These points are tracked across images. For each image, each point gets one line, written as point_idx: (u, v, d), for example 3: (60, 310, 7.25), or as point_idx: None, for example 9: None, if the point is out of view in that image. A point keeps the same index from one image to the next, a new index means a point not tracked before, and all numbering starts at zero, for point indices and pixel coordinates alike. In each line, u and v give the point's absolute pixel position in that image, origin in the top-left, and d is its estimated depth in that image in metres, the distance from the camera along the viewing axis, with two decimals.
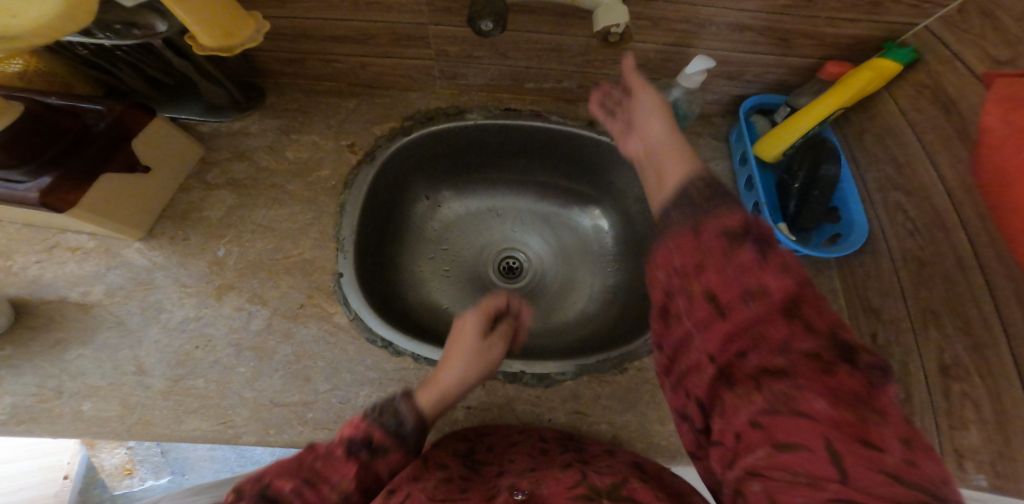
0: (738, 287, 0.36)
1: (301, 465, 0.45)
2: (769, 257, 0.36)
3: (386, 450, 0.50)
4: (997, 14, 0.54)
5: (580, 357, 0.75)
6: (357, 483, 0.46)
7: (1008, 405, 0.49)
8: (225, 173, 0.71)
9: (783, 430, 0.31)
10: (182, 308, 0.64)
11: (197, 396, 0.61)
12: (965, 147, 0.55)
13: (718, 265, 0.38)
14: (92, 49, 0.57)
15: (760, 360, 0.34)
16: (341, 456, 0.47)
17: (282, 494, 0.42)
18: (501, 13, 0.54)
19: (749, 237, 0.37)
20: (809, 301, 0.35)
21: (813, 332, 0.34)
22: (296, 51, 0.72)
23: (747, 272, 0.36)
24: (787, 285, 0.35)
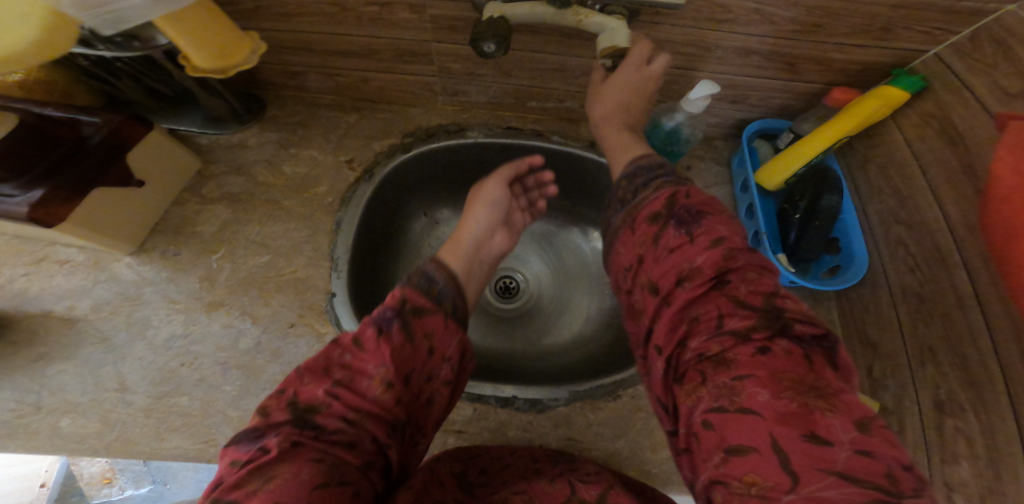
0: (675, 275, 0.46)
1: (330, 362, 0.47)
2: (695, 241, 0.47)
3: (418, 317, 0.51)
4: (1008, 44, 0.52)
5: (573, 382, 0.73)
6: (394, 368, 0.47)
7: (1002, 444, 0.48)
8: (219, 186, 0.70)
9: (734, 436, 0.37)
10: (169, 325, 0.62)
11: (179, 413, 0.59)
12: (972, 179, 0.54)
13: (658, 261, 0.49)
14: (93, 61, 0.56)
15: (704, 347, 0.42)
16: (371, 339, 0.48)
17: (315, 401, 0.44)
18: (505, 35, 0.53)
19: (676, 225, 0.49)
20: (733, 278, 0.44)
21: (740, 312, 0.42)
22: (298, 65, 0.71)
23: (676, 260, 0.47)
24: (713, 266, 0.45)
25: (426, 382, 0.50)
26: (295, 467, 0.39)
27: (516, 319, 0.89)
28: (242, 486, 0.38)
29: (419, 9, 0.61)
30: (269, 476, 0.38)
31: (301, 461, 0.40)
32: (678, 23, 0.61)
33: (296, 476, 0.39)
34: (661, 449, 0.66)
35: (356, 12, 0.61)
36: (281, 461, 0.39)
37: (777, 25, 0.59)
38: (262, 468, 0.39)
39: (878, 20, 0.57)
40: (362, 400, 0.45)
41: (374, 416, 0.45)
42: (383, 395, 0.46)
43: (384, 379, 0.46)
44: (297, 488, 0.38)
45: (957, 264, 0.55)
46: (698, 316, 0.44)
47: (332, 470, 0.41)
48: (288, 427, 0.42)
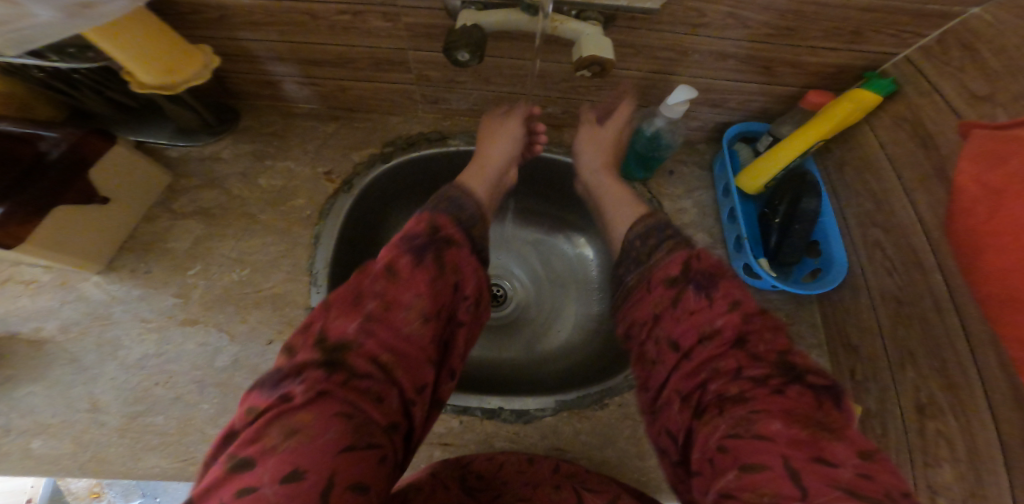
0: (696, 332, 0.45)
1: (363, 294, 0.46)
2: (717, 301, 0.46)
3: (448, 253, 0.52)
4: (975, 46, 0.53)
5: (561, 392, 0.72)
6: (428, 306, 0.47)
7: (981, 446, 0.48)
8: (192, 201, 0.68)
9: (749, 453, 0.36)
10: (141, 345, 0.60)
11: (155, 433, 0.57)
12: (944, 181, 0.55)
13: (672, 316, 0.48)
14: (48, 72, 0.55)
15: (723, 388, 0.41)
16: (404, 273, 0.48)
17: (348, 336, 0.43)
18: (478, 43, 0.52)
19: (695, 289, 0.48)
20: (752, 336, 0.43)
21: (758, 363, 0.42)
22: (272, 74, 0.70)
23: (698, 318, 0.46)
24: (734, 326, 0.44)
25: (451, 326, 0.50)
26: (324, 416, 0.37)
27: (503, 327, 0.88)
28: (262, 440, 0.35)
29: (393, 18, 0.60)
30: (294, 426, 0.36)
31: (329, 414, 0.38)
32: (654, 28, 0.61)
33: (323, 431, 0.36)
34: (649, 457, 0.66)
35: (328, 21, 0.60)
36: (311, 405, 0.38)
37: (750, 29, 0.59)
38: (286, 416, 0.37)
39: (849, 24, 0.57)
40: (395, 335, 0.44)
41: (405, 359, 0.44)
42: (415, 330, 0.45)
43: (418, 312, 0.46)
44: (324, 444, 0.36)
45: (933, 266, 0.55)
46: (716, 364, 0.43)
47: (362, 417, 0.39)
48: (317, 366, 0.41)
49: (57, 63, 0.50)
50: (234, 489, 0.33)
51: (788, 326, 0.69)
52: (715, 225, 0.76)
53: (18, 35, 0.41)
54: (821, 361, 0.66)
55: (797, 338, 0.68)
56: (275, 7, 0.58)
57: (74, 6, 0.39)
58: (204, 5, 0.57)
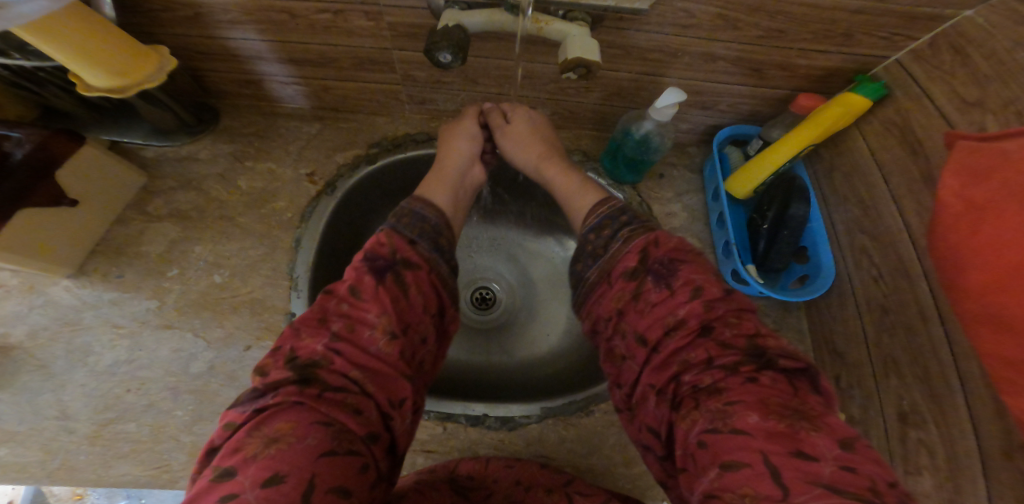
0: (663, 326, 0.46)
1: (328, 313, 0.47)
2: (678, 291, 0.47)
3: (411, 270, 0.52)
4: (966, 50, 0.52)
5: (546, 398, 0.71)
6: (395, 319, 0.48)
7: (961, 453, 0.48)
8: (168, 203, 0.66)
9: (729, 451, 0.37)
10: (111, 351, 0.59)
11: (127, 440, 0.56)
12: (929, 188, 0.54)
13: (635, 310, 0.48)
14: (14, 70, 0.54)
15: (697, 379, 0.43)
16: (368, 289, 0.49)
17: (315, 355, 0.44)
18: (461, 44, 0.51)
19: (654, 279, 0.48)
20: (717, 324, 0.45)
21: (729, 351, 0.43)
22: (253, 73, 0.68)
23: (655, 312, 0.47)
24: (697, 317, 0.45)
25: (423, 341, 0.51)
26: (300, 430, 0.39)
27: (492, 331, 0.87)
28: (244, 450, 0.38)
29: (375, 17, 0.58)
30: (273, 437, 0.38)
31: (308, 425, 0.40)
32: (642, 29, 0.59)
33: (302, 440, 0.39)
34: (635, 463, 0.65)
35: (309, 19, 0.59)
36: (288, 418, 0.40)
37: (740, 30, 0.58)
38: (267, 427, 0.39)
39: (839, 26, 0.56)
40: (364, 354, 0.46)
41: (375, 375, 0.45)
42: (382, 349, 0.47)
43: (383, 330, 0.47)
44: (303, 452, 0.38)
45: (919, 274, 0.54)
46: (687, 357, 0.44)
47: (337, 430, 0.41)
48: (291, 385, 0.42)
49: (20, 60, 0.50)
50: (219, 497, 0.36)
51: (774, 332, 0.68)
52: (703, 230, 0.75)
53: None
54: None
55: None
56: (256, 6, 0.56)
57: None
58: (177, 2, 0.55)
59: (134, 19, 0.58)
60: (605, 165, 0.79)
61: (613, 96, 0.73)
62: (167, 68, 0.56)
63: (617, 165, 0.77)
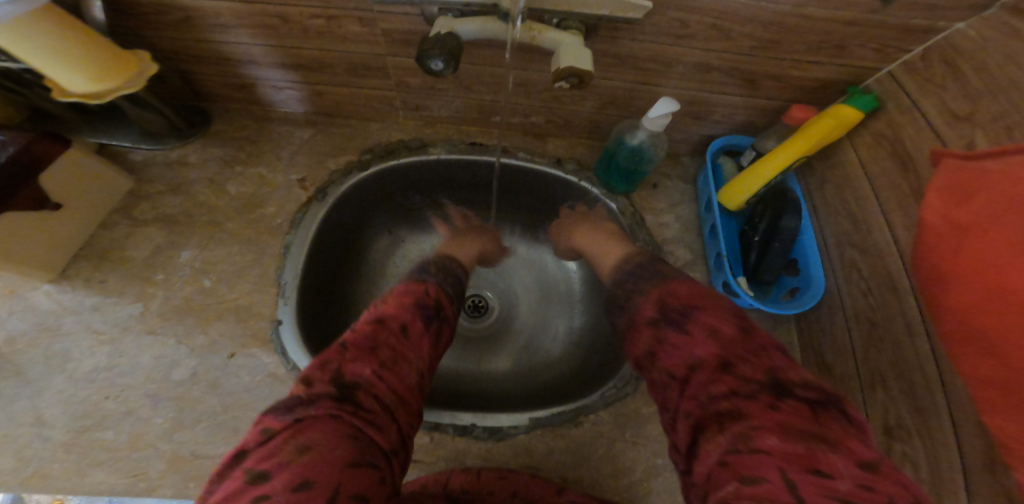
0: (685, 362, 0.44)
1: (376, 341, 0.47)
2: (700, 332, 0.44)
3: (446, 321, 0.56)
4: (959, 63, 0.52)
5: (534, 407, 0.71)
6: (428, 363, 0.50)
7: (943, 469, 0.48)
8: (154, 208, 0.66)
9: (748, 468, 0.34)
10: (92, 357, 0.58)
11: (104, 448, 0.55)
12: (917, 202, 0.54)
13: (661, 348, 0.47)
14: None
15: (715, 403, 0.40)
16: (416, 329, 0.50)
17: (360, 378, 0.43)
18: (453, 52, 0.50)
19: (672, 327, 0.47)
20: (737, 360, 0.41)
21: (748, 382, 0.40)
22: (246, 77, 0.68)
23: (681, 350, 0.45)
24: (715, 354, 0.42)
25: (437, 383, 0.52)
26: (332, 441, 0.37)
27: (483, 338, 0.86)
28: (279, 456, 0.36)
29: (368, 22, 0.58)
30: (306, 444, 0.36)
31: (339, 438, 0.38)
32: (637, 38, 0.59)
33: (333, 451, 0.37)
34: (622, 475, 0.65)
35: (301, 24, 0.58)
36: (321, 430, 0.38)
37: (734, 41, 0.58)
38: (299, 435, 0.37)
39: (834, 37, 0.56)
40: (400, 383, 0.45)
41: (405, 407, 0.45)
42: (416, 382, 0.47)
43: (418, 368, 0.48)
44: (333, 463, 0.36)
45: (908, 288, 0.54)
46: (707, 387, 0.41)
47: (365, 447, 0.39)
48: (327, 401, 0.40)
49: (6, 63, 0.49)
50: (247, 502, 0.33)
51: None
52: (695, 240, 0.75)
53: None
54: None
55: None
56: (247, 11, 0.55)
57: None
58: (168, 5, 0.54)
59: (122, 22, 0.57)
60: (599, 174, 0.79)
61: (607, 104, 0.73)
62: (148, 74, 0.55)
63: (611, 176, 0.78)
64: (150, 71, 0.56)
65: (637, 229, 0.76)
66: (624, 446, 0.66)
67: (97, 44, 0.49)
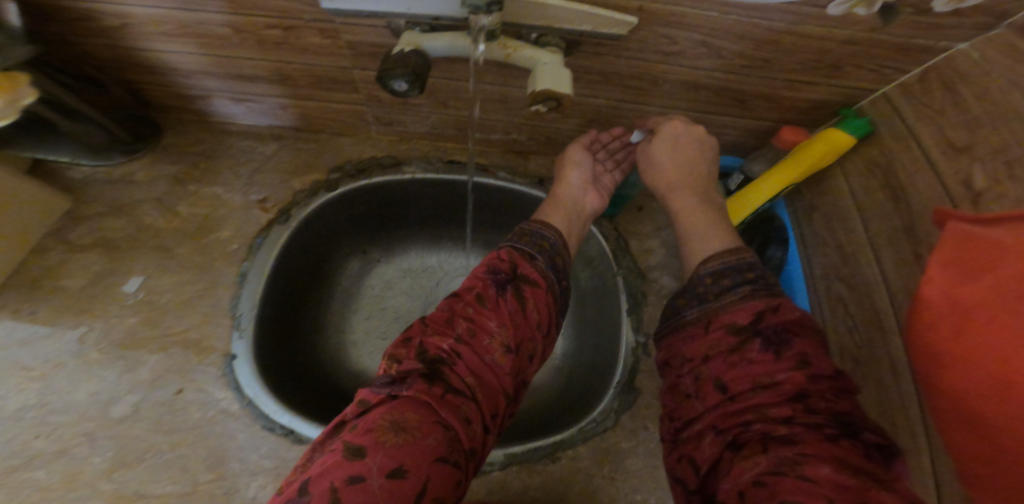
0: (751, 380, 0.41)
1: (457, 312, 0.49)
2: (786, 357, 0.41)
3: (529, 285, 0.52)
4: (960, 87, 0.48)
5: (510, 442, 0.66)
6: (512, 334, 0.48)
7: None
8: (98, 229, 0.61)
9: (791, 496, 0.32)
10: (19, 395, 0.53)
11: (30, 494, 0.50)
12: (908, 235, 0.51)
13: (722, 357, 0.43)
14: None
15: (769, 427, 0.38)
16: (492, 299, 0.50)
17: (443, 353, 0.45)
18: (419, 73, 0.46)
19: (763, 343, 0.42)
20: (812, 394, 0.39)
21: (813, 413, 0.38)
22: (197, 89, 0.63)
23: (758, 366, 0.41)
24: (796, 383, 0.39)
25: (528, 361, 0.50)
26: (422, 423, 0.39)
27: None
28: (374, 432, 0.38)
29: (332, 34, 0.53)
30: (399, 426, 0.39)
31: (430, 423, 0.40)
32: (622, 54, 0.55)
33: (421, 437, 0.39)
34: None
35: (257, 35, 0.53)
36: (414, 411, 0.40)
37: (725, 59, 0.54)
38: (394, 413, 0.39)
39: (829, 57, 0.52)
40: (478, 361, 0.46)
41: (486, 387, 0.45)
42: (496, 359, 0.46)
43: (500, 342, 0.47)
44: (422, 450, 0.38)
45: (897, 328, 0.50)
46: (765, 410, 0.39)
47: (453, 431, 0.41)
48: (420, 377, 0.43)
49: None
50: (345, 473, 0.35)
51: None
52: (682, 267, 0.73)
53: None
54: None
55: None
56: (190, 19, 0.51)
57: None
58: (103, 12, 0.50)
59: (47, 28, 0.52)
60: None
61: (591, 122, 0.70)
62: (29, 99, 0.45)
63: None
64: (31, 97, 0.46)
65: (620, 255, 0.75)
66: (603, 484, 0.62)
67: None
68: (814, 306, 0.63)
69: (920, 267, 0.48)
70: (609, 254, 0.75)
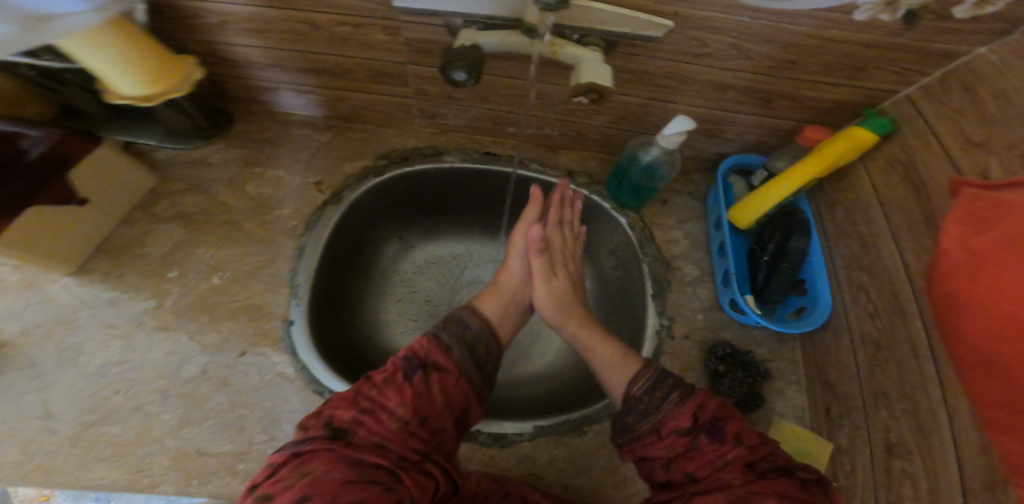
0: (711, 463, 0.49)
1: (359, 393, 0.52)
2: (726, 441, 0.49)
3: (438, 372, 0.54)
4: (977, 87, 0.52)
5: (540, 417, 0.71)
6: (414, 408, 0.51)
7: (943, 491, 0.47)
8: (176, 205, 0.67)
9: None
10: (104, 351, 0.59)
11: (108, 444, 0.55)
12: (926, 225, 0.55)
13: (680, 451, 0.51)
14: (38, 71, 0.57)
15: (732, 490, 0.47)
16: (397, 377, 0.53)
17: (348, 422, 0.49)
18: (476, 65, 0.51)
19: (706, 432, 0.50)
20: (758, 461, 0.48)
21: (755, 473, 0.47)
22: (265, 81, 0.69)
23: (705, 453, 0.50)
24: (741, 456, 0.49)
25: (442, 429, 0.53)
26: (329, 466, 0.44)
27: None
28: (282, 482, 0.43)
29: (393, 32, 0.58)
30: (305, 471, 0.43)
31: (334, 470, 0.44)
32: (655, 55, 0.60)
33: (328, 476, 0.43)
34: (623, 486, 0.65)
35: (329, 31, 0.59)
36: (321, 461, 0.44)
37: (753, 61, 0.59)
38: (304, 465, 0.44)
39: (852, 59, 0.57)
40: (382, 429, 0.49)
41: (395, 443, 0.49)
42: (400, 426, 0.50)
43: (402, 413, 0.50)
44: (328, 483, 0.42)
45: (912, 310, 0.55)
46: (726, 482, 0.48)
47: (363, 468, 0.45)
48: (323, 440, 0.47)
49: (46, 61, 0.53)
50: None
51: (769, 362, 0.69)
52: (705, 258, 0.77)
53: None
54: (797, 397, 0.67)
55: (777, 374, 0.69)
56: (274, 15, 0.57)
57: (27, 19, 0.37)
58: (204, 9, 0.56)
59: (159, 25, 0.59)
60: (609, 188, 0.81)
61: (620, 120, 0.74)
62: (191, 81, 0.57)
63: (622, 191, 0.79)
64: (194, 78, 0.58)
65: (646, 244, 0.78)
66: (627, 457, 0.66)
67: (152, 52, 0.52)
68: (835, 296, 0.67)
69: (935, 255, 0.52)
70: (635, 244, 0.78)
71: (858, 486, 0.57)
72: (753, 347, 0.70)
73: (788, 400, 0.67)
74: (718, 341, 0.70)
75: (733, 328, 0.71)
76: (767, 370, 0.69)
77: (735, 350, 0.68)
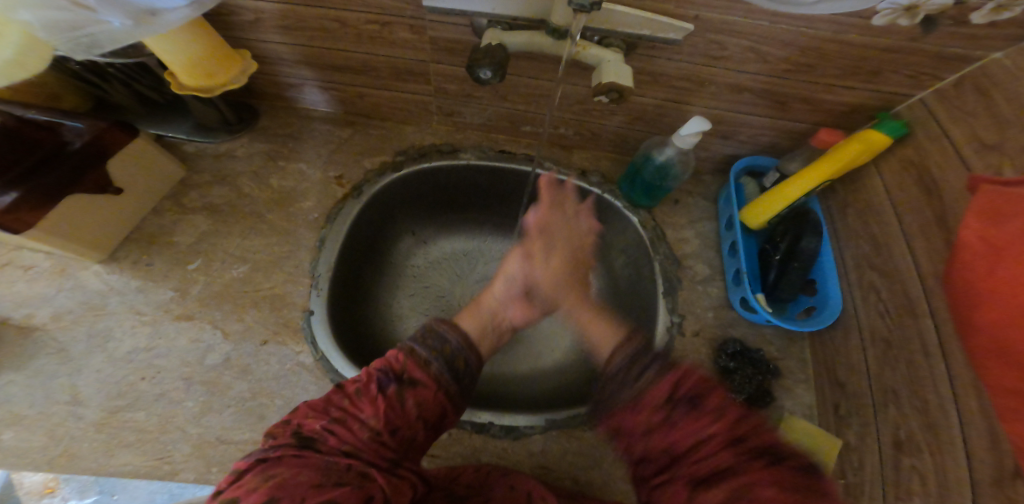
0: (690, 438, 0.42)
1: (330, 402, 0.51)
2: (706, 412, 0.42)
3: (414, 386, 0.53)
4: (990, 91, 0.54)
5: (550, 411, 0.72)
6: (387, 420, 0.50)
7: (952, 486, 0.48)
8: (202, 197, 0.69)
9: None
10: (132, 337, 0.61)
11: (133, 429, 0.56)
12: (937, 226, 0.56)
13: (656, 424, 0.44)
14: (83, 65, 0.59)
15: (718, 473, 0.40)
16: (370, 390, 0.51)
17: (317, 434, 0.47)
18: (501, 63, 0.53)
19: (684, 404, 0.43)
20: (748, 436, 0.41)
21: (740, 449, 0.40)
22: (289, 77, 0.71)
23: (682, 427, 0.43)
24: (725, 431, 0.41)
25: (412, 439, 0.52)
26: (295, 470, 0.43)
27: None
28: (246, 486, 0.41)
29: (418, 30, 0.60)
30: (270, 475, 0.42)
31: (296, 474, 0.43)
32: (673, 57, 0.62)
33: (295, 478, 0.42)
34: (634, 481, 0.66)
35: (355, 28, 0.61)
36: (287, 467, 0.43)
37: (770, 64, 0.60)
38: (268, 471, 0.43)
39: (867, 63, 0.58)
40: (354, 438, 0.48)
41: (366, 450, 0.48)
42: (372, 437, 0.49)
43: (373, 425, 0.49)
44: (294, 486, 0.41)
45: (922, 310, 0.56)
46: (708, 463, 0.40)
47: (331, 472, 0.44)
48: (290, 448, 0.46)
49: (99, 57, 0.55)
50: None
51: (779, 361, 0.71)
52: (716, 257, 0.78)
53: (89, 39, 0.45)
54: (806, 395, 0.68)
55: (786, 373, 0.70)
56: (304, 11, 0.58)
57: (138, 13, 0.43)
58: (242, 7, 0.59)
59: None
60: (622, 188, 0.82)
61: (636, 120, 0.76)
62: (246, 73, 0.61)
63: (635, 190, 0.81)
64: (248, 70, 0.61)
65: (658, 243, 0.79)
66: None
67: (214, 46, 0.56)
68: (845, 296, 0.68)
69: (946, 255, 0.54)
70: (646, 243, 0.79)
71: (865, 483, 0.58)
72: (763, 346, 0.71)
73: (797, 398, 0.68)
74: (728, 339, 0.71)
75: (744, 326, 0.73)
76: (777, 368, 0.70)
77: (745, 348, 0.70)
